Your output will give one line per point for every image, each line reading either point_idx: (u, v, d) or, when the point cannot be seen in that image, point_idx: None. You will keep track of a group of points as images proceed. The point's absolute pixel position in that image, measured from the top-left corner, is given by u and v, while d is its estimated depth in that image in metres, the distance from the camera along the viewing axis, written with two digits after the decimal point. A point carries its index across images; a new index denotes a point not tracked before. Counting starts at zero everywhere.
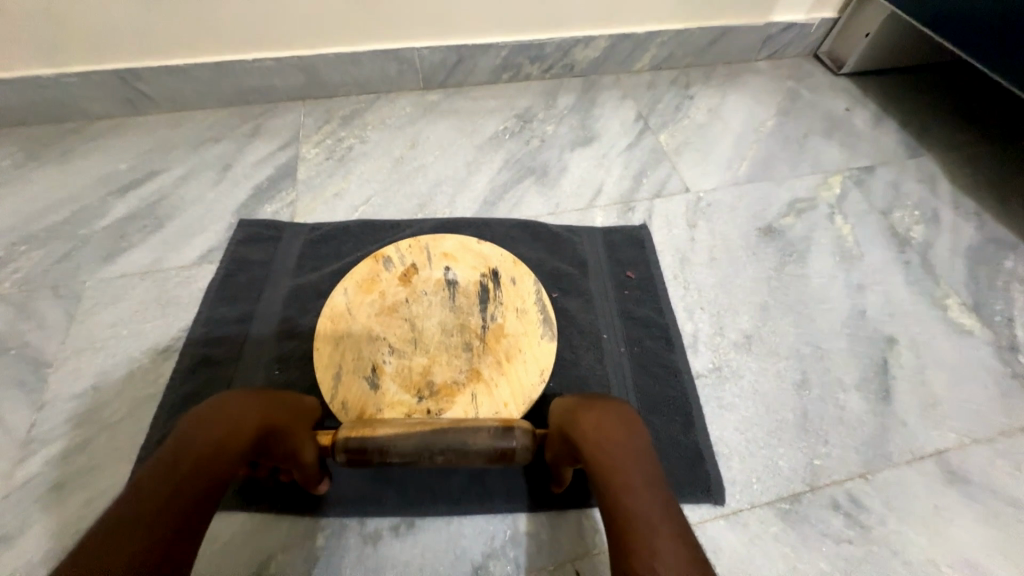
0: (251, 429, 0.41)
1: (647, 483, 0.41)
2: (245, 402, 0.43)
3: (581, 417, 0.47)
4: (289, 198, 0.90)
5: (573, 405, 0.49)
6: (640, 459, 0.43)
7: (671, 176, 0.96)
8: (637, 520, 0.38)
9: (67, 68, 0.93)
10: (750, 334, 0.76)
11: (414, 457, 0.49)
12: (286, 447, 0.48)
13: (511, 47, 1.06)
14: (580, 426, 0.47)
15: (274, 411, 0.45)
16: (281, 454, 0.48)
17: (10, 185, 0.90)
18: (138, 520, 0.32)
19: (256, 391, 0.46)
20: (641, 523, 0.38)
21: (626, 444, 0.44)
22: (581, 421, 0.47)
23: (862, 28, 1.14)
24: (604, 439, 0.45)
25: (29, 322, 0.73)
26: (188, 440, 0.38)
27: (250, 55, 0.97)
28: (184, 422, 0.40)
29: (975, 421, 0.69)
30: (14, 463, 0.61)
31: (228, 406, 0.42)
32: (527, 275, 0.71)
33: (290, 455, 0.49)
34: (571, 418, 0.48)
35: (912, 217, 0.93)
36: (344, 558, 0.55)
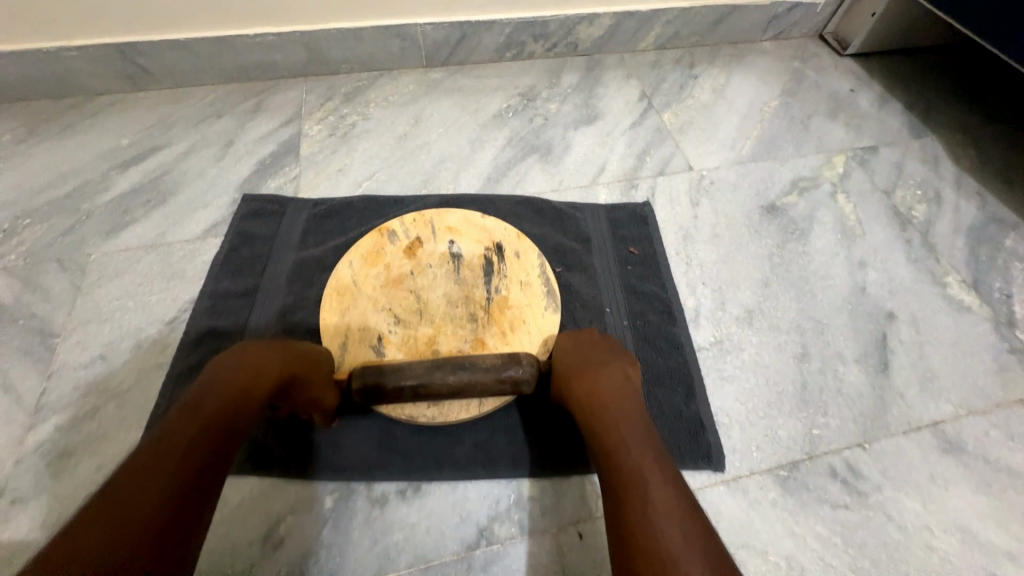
0: (268, 380, 0.46)
1: (639, 439, 0.46)
2: (265, 354, 0.48)
3: (579, 384, 0.52)
4: (292, 174, 0.89)
5: (568, 374, 0.53)
6: (632, 419, 0.48)
7: (675, 155, 0.96)
8: (630, 470, 0.43)
9: (65, 41, 0.92)
10: (752, 309, 0.77)
11: (428, 379, 0.52)
12: (303, 395, 0.52)
13: (514, 24, 1.05)
14: (577, 392, 0.51)
15: (292, 363, 0.49)
16: (302, 400, 0.53)
17: (12, 159, 0.89)
18: (170, 451, 0.38)
19: (276, 342, 0.50)
20: (634, 472, 0.42)
21: (620, 406, 0.49)
22: (578, 388, 0.51)
23: (869, 7, 1.13)
24: (600, 403, 0.49)
25: (35, 293, 0.74)
26: (214, 385, 0.44)
27: (251, 30, 0.96)
28: (212, 368, 0.45)
29: (971, 394, 0.71)
30: (25, 429, 0.62)
31: (249, 357, 0.47)
32: (531, 249, 0.71)
33: (309, 402, 0.53)
34: (569, 384, 0.52)
35: (914, 196, 0.93)
36: (353, 520, 0.57)
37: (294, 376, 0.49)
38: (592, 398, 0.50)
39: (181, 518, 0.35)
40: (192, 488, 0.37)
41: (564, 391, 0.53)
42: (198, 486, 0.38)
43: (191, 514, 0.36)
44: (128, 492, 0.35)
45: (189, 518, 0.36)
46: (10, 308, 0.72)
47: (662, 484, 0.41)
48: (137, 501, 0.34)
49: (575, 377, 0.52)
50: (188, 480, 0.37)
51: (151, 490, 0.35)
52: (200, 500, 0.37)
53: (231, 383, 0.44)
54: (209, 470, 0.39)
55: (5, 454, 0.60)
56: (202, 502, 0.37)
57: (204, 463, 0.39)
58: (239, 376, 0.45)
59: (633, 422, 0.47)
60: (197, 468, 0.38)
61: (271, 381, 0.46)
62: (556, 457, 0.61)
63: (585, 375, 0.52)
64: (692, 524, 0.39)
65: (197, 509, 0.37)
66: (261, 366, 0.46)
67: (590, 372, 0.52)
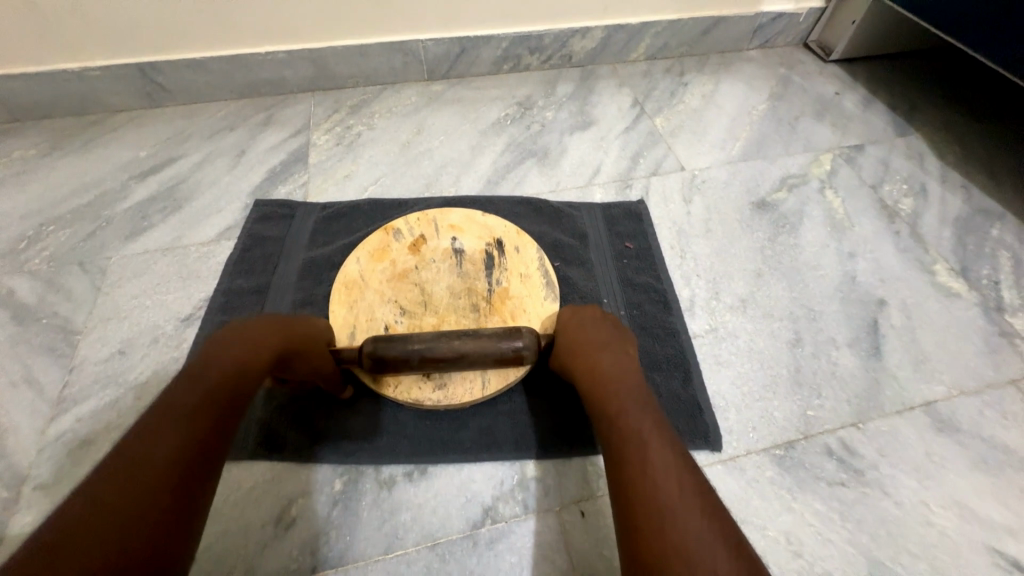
0: (267, 354, 0.49)
1: (639, 408, 0.49)
2: (266, 333, 0.50)
3: (582, 361, 0.55)
4: (302, 180, 0.94)
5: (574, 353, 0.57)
6: (632, 391, 0.51)
7: (667, 156, 1.00)
8: (630, 436, 0.46)
9: (89, 62, 0.98)
10: (746, 297, 0.79)
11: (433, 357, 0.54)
12: (303, 366, 0.54)
13: (511, 39, 1.11)
14: (580, 369, 0.55)
15: (290, 342, 0.52)
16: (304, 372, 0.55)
17: (37, 172, 0.94)
18: (179, 420, 0.41)
19: (271, 320, 0.52)
20: (634, 437, 0.46)
21: (620, 380, 0.52)
22: (581, 365, 0.55)
23: (848, 15, 1.18)
24: (601, 377, 0.53)
25: (58, 294, 0.77)
26: (216, 359, 0.46)
27: (263, 49, 1.02)
28: (211, 343, 0.48)
29: (962, 376, 0.73)
30: (48, 420, 0.65)
31: (247, 333, 0.49)
32: (530, 244, 0.75)
33: (313, 371, 0.55)
34: (572, 362, 0.56)
35: (901, 190, 0.96)
36: (362, 501, 0.60)
37: (292, 354, 0.52)
38: (594, 373, 0.53)
39: (191, 481, 0.39)
40: (200, 454, 0.40)
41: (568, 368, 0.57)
42: (205, 452, 0.41)
43: (199, 477, 0.39)
44: (141, 457, 0.37)
45: (198, 481, 0.39)
46: (34, 308, 0.76)
47: (661, 448, 0.45)
48: (149, 464, 0.37)
49: (578, 356, 0.56)
50: (196, 447, 0.40)
51: (162, 455, 0.38)
52: (207, 465, 0.40)
53: (233, 358, 0.47)
54: (215, 439, 0.42)
55: (29, 444, 0.63)
56: (209, 468, 0.41)
57: (210, 432, 0.42)
58: (238, 350, 0.47)
59: (633, 394, 0.51)
60: (204, 436, 0.41)
61: (269, 359, 0.49)
62: (559, 439, 0.64)
63: (586, 353, 0.56)
64: (689, 483, 0.42)
65: (205, 473, 0.40)
66: (261, 345, 0.49)
67: (593, 350, 0.55)
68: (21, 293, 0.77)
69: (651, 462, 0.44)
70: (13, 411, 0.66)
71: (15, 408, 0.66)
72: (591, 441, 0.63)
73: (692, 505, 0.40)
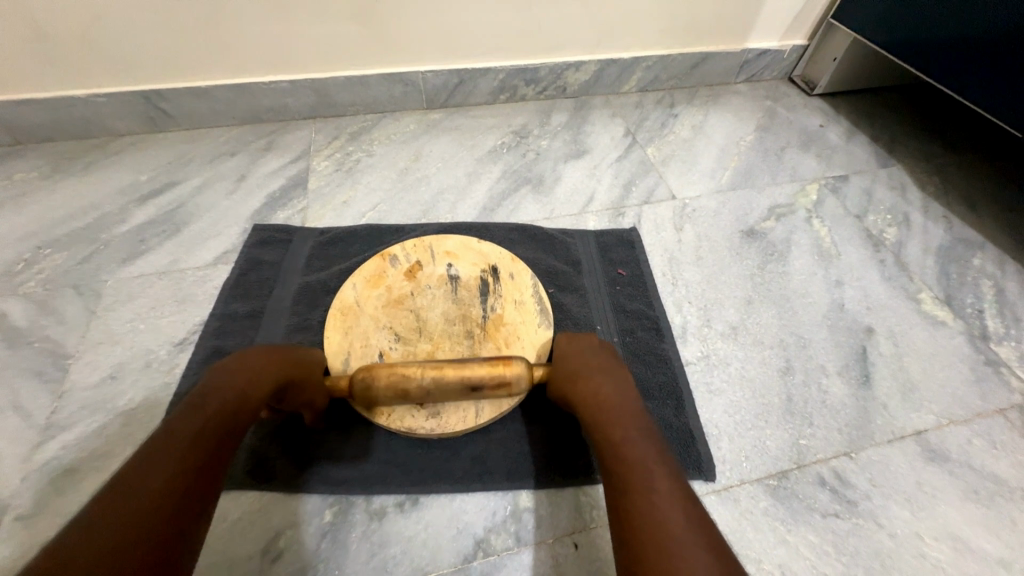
0: (266, 383, 0.50)
1: (641, 437, 0.50)
2: (268, 361, 0.52)
3: (582, 387, 0.56)
4: (300, 206, 0.95)
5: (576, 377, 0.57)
6: (634, 419, 0.52)
7: (659, 184, 1.03)
8: (633, 465, 0.47)
9: (96, 89, 1.00)
10: (737, 325, 0.81)
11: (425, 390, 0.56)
12: (297, 397, 0.56)
13: (508, 70, 1.15)
14: (581, 395, 0.55)
15: (289, 371, 0.54)
16: (299, 403, 0.57)
17: (37, 194, 0.95)
18: (177, 447, 0.41)
19: (271, 348, 0.54)
20: (637, 466, 0.46)
21: (622, 407, 0.53)
22: (581, 391, 0.55)
23: (830, 52, 1.24)
24: (603, 404, 0.53)
25: (51, 317, 0.77)
26: (217, 388, 0.47)
27: (267, 78, 1.05)
28: (212, 372, 0.49)
29: (951, 404, 0.74)
30: (33, 447, 0.64)
31: (247, 362, 0.51)
32: (525, 271, 0.76)
33: (307, 403, 0.58)
34: (572, 388, 0.57)
35: (885, 220, 0.99)
36: (352, 533, 0.59)
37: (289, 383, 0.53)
38: (596, 399, 0.54)
39: (186, 511, 0.39)
40: (196, 485, 0.41)
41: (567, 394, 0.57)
42: (200, 483, 0.41)
43: (193, 507, 0.39)
44: (139, 483, 0.38)
45: (192, 511, 0.39)
46: (25, 331, 0.75)
47: (664, 478, 0.45)
48: (147, 490, 0.37)
49: (581, 382, 0.56)
50: (192, 476, 0.41)
51: (161, 481, 0.38)
52: (202, 496, 0.41)
53: (233, 386, 0.48)
54: (211, 469, 0.42)
55: (13, 471, 0.62)
56: (204, 498, 0.41)
57: (207, 461, 0.42)
58: (239, 379, 0.49)
59: (634, 421, 0.52)
60: (200, 466, 0.42)
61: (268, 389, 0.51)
62: (553, 468, 0.63)
63: (587, 379, 0.56)
64: (692, 513, 0.42)
65: (199, 504, 0.40)
66: (261, 373, 0.51)
67: (595, 376, 0.56)
68: (14, 316, 0.77)
69: (654, 492, 0.44)
70: None
71: None
72: (583, 472, 0.63)
73: (696, 535, 0.40)
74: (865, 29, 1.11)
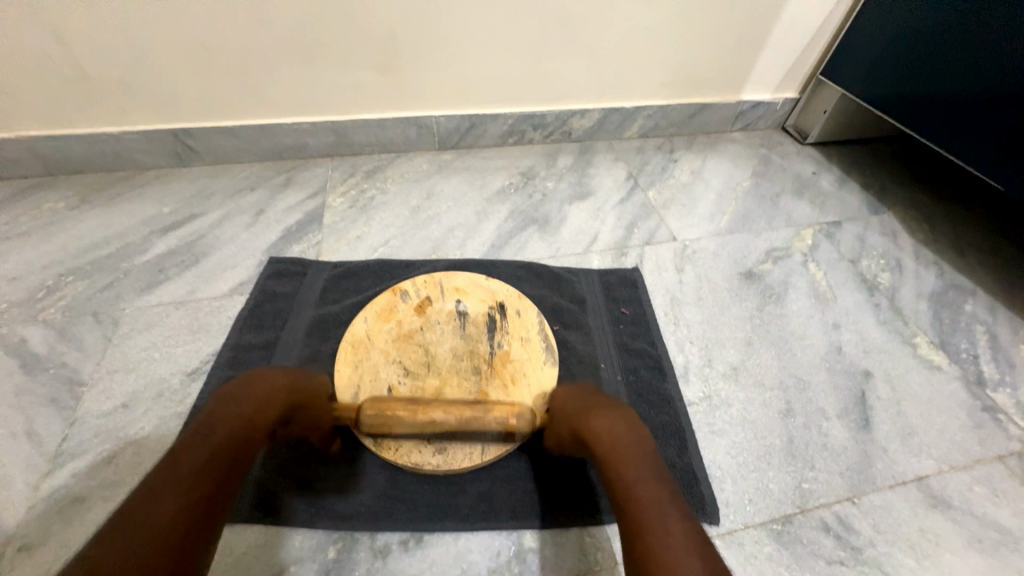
0: (273, 410, 0.53)
1: (652, 476, 0.49)
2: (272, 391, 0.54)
3: (590, 424, 0.55)
4: (316, 239, 0.99)
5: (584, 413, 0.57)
6: (645, 456, 0.51)
7: (660, 226, 1.08)
8: (644, 507, 0.46)
9: (128, 126, 1.06)
10: (737, 365, 0.82)
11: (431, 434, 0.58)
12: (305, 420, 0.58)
13: (517, 116, 1.21)
14: (590, 432, 0.55)
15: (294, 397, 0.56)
16: (306, 425, 0.59)
17: (63, 224, 0.99)
18: (185, 479, 0.43)
19: (278, 375, 0.57)
20: (649, 508, 0.45)
21: (632, 444, 0.52)
22: (591, 428, 0.55)
23: (820, 106, 1.31)
24: (612, 441, 0.53)
25: (69, 344, 0.79)
26: (225, 415, 0.49)
27: (290, 119, 1.11)
28: (220, 399, 0.51)
29: (951, 450, 0.75)
30: (44, 475, 0.65)
31: (255, 390, 0.53)
32: (531, 308, 0.78)
33: (313, 426, 0.60)
34: (582, 425, 0.56)
35: (878, 265, 1.03)
36: (355, 571, 0.59)
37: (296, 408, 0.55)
38: (605, 437, 0.53)
39: (193, 541, 0.40)
40: (206, 512, 0.42)
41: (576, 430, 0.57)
42: (207, 513, 0.42)
43: (200, 538, 0.41)
44: (147, 517, 0.39)
45: (200, 541, 0.40)
46: (43, 357, 0.77)
47: (677, 521, 0.44)
48: (156, 524, 0.39)
49: (589, 419, 0.56)
50: (200, 507, 0.42)
51: (168, 514, 0.40)
52: (209, 526, 0.42)
53: (241, 413, 0.50)
54: (218, 499, 0.44)
55: (22, 500, 0.63)
56: (212, 527, 0.42)
57: (214, 492, 0.44)
58: (246, 406, 0.51)
59: (645, 459, 0.51)
60: (208, 496, 0.43)
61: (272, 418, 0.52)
62: (557, 508, 0.64)
63: (596, 415, 0.56)
64: (707, 560, 0.41)
65: (210, 528, 0.42)
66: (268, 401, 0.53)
67: (603, 413, 0.56)
68: (33, 342, 0.79)
69: (667, 536, 0.43)
70: (9, 464, 0.66)
71: (11, 462, 0.66)
72: (587, 513, 0.63)
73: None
74: (852, 86, 1.19)
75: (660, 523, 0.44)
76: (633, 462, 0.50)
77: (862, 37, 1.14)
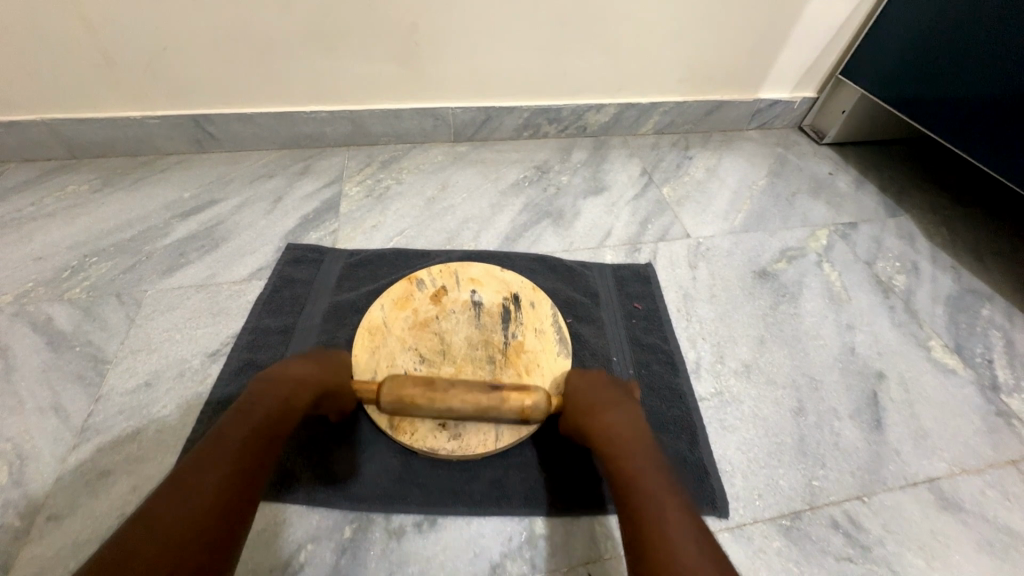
0: (306, 396, 0.55)
1: (654, 471, 0.52)
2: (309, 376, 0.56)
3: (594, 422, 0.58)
4: (332, 228, 1.00)
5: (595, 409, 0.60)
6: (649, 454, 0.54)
7: (674, 223, 1.07)
8: (647, 498, 0.49)
9: (151, 112, 1.07)
10: (749, 363, 0.83)
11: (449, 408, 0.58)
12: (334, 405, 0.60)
13: (532, 110, 1.22)
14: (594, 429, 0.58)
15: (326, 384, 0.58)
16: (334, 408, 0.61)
17: (86, 206, 1.01)
18: (226, 456, 0.45)
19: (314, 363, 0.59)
20: (653, 500, 0.49)
21: (634, 441, 0.55)
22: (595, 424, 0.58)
23: (838, 106, 1.30)
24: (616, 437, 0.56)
25: (93, 323, 0.81)
26: (263, 399, 0.52)
27: (307, 108, 1.12)
28: (260, 384, 0.54)
29: (963, 453, 0.75)
30: (71, 448, 0.67)
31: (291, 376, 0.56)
32: (545, 300, 0.79)
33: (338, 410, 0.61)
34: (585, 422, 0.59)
35: (894, 267, 1.02)
36: (371, 550, 0.60)
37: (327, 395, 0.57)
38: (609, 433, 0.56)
39: (232, 515, 0.42)
40: (243, 488, 0.44)
41: (580, 426, 0.59)
42: (245, 488, 0.45)
43: (241, 509, 0.43)
44: (192, 490, 0.42)
45: (238, 515, 0.43)
46: (69, 336, 0.79)
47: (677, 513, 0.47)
48: (198, 497, 0.41)
49: (596, 415, 0.59)
50: (241, 481, 0.44)
51: (210, 487, 0.43)
52: (247, 500, 0.44)
53: (277, 397, 0.53)
54: (255, 475, 0.46)
55: (50, 471, 0.65)
56: (249, 502, 0.44)
57: (252, 468, 0.46)
58: (283, 391, 0.54)
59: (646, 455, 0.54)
60: (247, 472, 0.45)
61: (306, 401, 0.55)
62: (567, 497, 0.64)
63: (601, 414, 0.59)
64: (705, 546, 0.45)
65: (247, 504, 0.44)
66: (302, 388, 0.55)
67: (609, 411, 0.59)
68: (59, 320, 0.81)
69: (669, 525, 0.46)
70: (37, 437, 0.68)
71: (40, 435, 0.68)
72: (597, 502, 0.64)
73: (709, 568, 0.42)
74: (873, 87, 1.17)
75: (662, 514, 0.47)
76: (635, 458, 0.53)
77: (885, 36, 1.12)
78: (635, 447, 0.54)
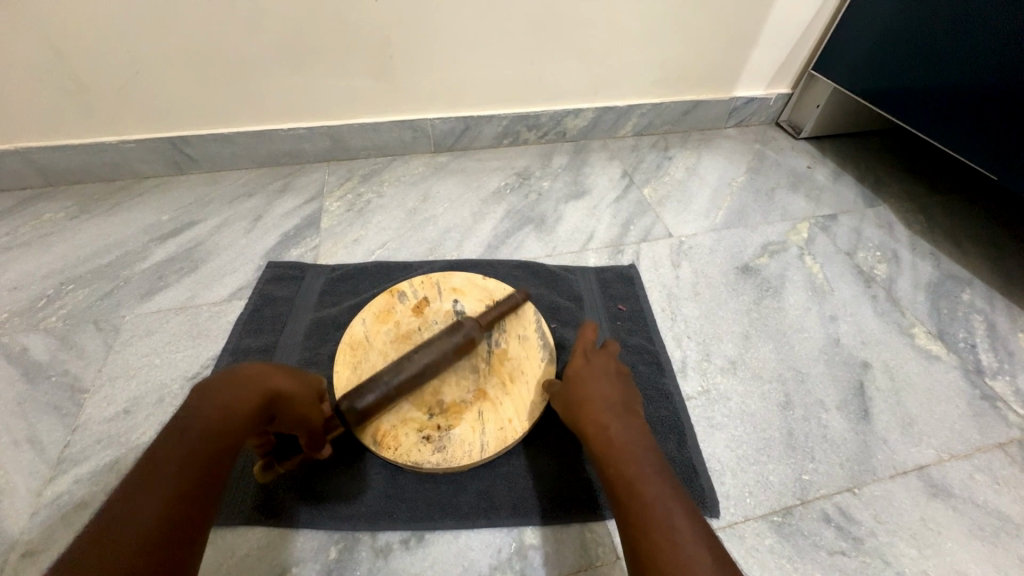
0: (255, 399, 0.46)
1: (656, 471, 0.48)
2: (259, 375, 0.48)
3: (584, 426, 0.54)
4: (313, 244, 1.00)
5: (590, 405, 0.55)
6: (649, 453, 0.49)
7: (656, 223, 1.08)
8: (649, 501, 0.45)
9: (126, 136, 1.07)
10: (736, 359, 0.83)
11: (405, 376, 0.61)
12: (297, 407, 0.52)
13: (510, 118, 1.22)
14: (589, 423, 0.54)
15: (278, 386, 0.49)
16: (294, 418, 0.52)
17: (60, 234, 1.00)
18: (165, 479, 0.39)
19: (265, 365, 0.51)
20: (652, 503, 0.45)
21: (634, 440, 0.50)
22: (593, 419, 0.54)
23: (812, 101, 1.32)
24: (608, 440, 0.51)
25: (70, 352, 0.80)
26: (203, 409, 0.44)
27: (285, 124, 1.12)
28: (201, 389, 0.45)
29: (951, 438, 0.75)
30: (46, 481, 0.65)
31: (237, 377, 0.47)
32: (528, 306, 0.78)
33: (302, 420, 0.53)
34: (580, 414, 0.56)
35: (875, 256, 1.03)
36: (358, 569, 0.59)
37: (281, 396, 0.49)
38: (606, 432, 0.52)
39: (178, 546, 0.37)
40: (190, 510, 0.39)
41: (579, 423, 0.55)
42: (192, 513, 0.39)
43: (190, 534, 0.38)
44: (129, 516, 0.36)
45: (184, 545, 0.38)
46: (45, 366, 0.78)
47: (680, 521, 0.43)
48: (138, 522, 0.36)
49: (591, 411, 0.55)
50: (187, 504, 0.39)
51: (149, 516, 0.37)
52: (197, 525, 0.39)
53: (218, 405, 0.44)
54: (203, 496, 0.41)
55: (26, 505, 0.63)
56: (199, 523, 0.40)
57: (199, 490, 0.40)
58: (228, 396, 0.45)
59: (649, 453, 0.49)
60: (192, 495, 0.40)
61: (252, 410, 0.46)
62: (578, 488, 0.65)
63: (596, 403, 0.55)
64: (715, 553, 0.41)
65: (197, 527, 0.39)
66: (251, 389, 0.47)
67: (606, 408, 0.54)
68: (34, 350, 0.80)
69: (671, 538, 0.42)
70: (13, 472, 0.66)
71: (14, 469, 0.67)
72: (608, 503, 0.64)
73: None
74: (845, 80, 1.19)
75: (663, 528, 0.43)
76: (636, 458, 0.49)
77: (854, 30, 1.14)
78: (627, 451, 0.49)
